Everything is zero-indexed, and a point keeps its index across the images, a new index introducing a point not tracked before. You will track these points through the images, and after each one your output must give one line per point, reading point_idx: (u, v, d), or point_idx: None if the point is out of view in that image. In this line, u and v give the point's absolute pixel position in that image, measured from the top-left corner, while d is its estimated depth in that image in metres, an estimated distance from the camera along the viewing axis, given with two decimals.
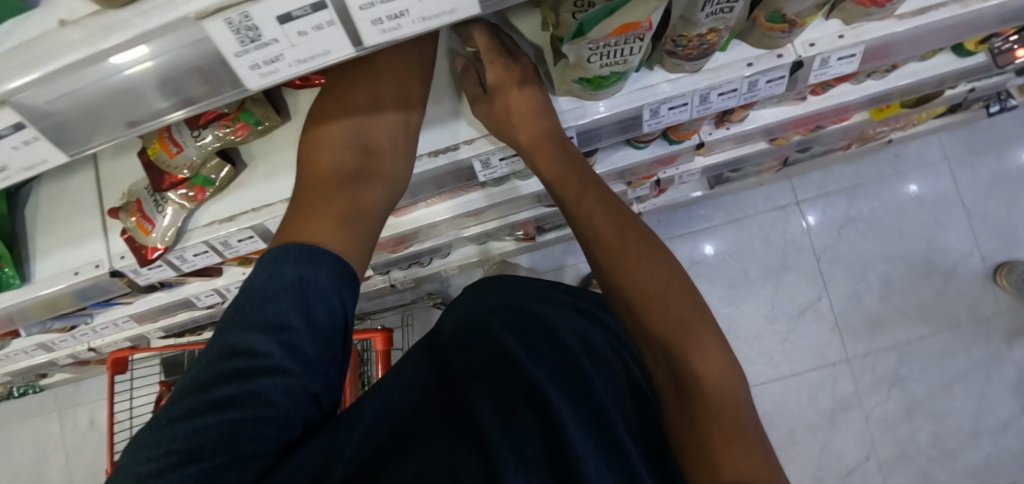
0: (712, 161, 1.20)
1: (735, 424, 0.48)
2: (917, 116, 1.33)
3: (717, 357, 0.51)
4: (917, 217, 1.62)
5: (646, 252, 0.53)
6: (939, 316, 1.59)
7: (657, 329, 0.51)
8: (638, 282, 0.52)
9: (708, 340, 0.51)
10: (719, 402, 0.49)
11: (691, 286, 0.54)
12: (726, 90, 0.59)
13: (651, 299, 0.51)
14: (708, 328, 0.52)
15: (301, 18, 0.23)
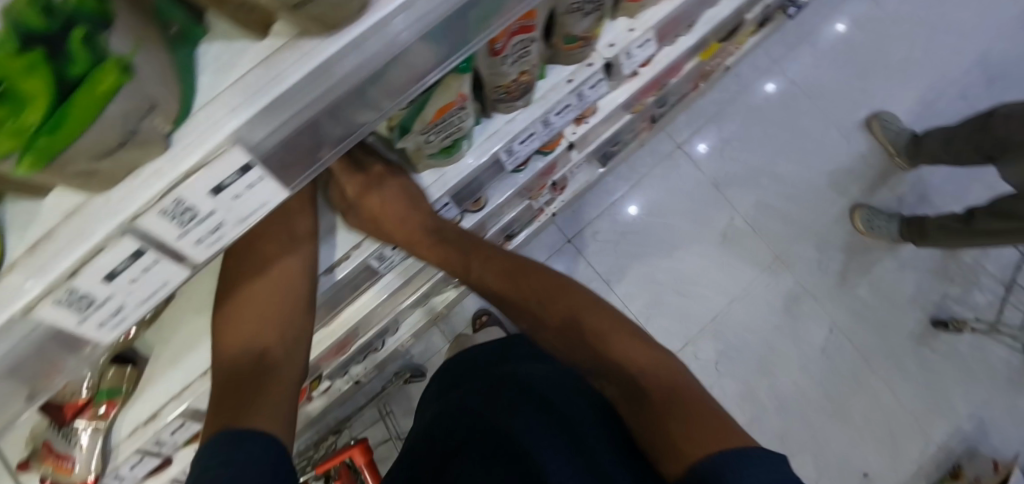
0: (592, 147, 1.30)
1: (690, 406, 0.63)
2: (739, 42, 1.52)
3: (657, 365, 0.69)
4: (773, 117, 1.84)
5: (577, 308, 0.74)
6: (823, 189, 1.83)
7: (612, 365, 0.69)
8: (580, 330, 0.73)
9: (644, 355, 0.70)
10: (672, 395, 0.65)
11: (621, 321, 0.74)
12: (561, 109, 0.65)
13: (590, 335, 0.72)
14: (644, 349, 0.70)
15: (126, 267, 0.25)
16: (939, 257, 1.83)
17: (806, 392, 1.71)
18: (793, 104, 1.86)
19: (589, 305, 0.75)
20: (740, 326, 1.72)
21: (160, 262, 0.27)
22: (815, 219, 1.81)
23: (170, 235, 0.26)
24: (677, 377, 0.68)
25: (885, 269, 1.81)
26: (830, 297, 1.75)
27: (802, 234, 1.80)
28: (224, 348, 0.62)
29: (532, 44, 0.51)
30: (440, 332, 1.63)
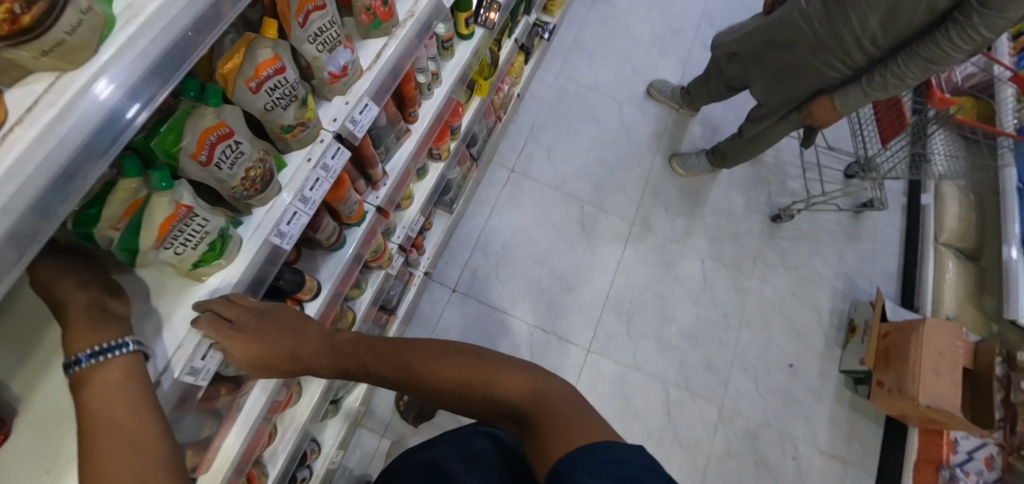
0: (422, 199, 1.44)
1: (554, 409, 0.61)
2: (511, 72, 1.80)
3: (525, 380, 0.67)
4: (575, 116, 2.15)
5: (440, 360, 0.74)
6: (640, 153, 2.13)
7: (483, 396, 0.68)
8: (447, 380, 0.72)
9: (512, 375, 0.68)
10: (540, 405, 0.63)
11: (487, 357, 0.73)
12: (313, 182, 0.75)
13: (455, 380, 0.71)
14: (511, 372, 0.69)
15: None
16: (753, 164, 2.17)
17: (707, 318, 1.91)
18: (587, 100, 2.19)
19: (452, 354, 0.75)
20: (631, 291, 1.90)
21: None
22: (647, 178, 2.09)
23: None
24: (546, 387, 0.66)
25: (717, 193, 2.10)
26: (685, 235, 2.02)
27: (644, 193, 2.06)
28: None
29: (241, 145, 0.61)
30: (371, 430, 1.66)
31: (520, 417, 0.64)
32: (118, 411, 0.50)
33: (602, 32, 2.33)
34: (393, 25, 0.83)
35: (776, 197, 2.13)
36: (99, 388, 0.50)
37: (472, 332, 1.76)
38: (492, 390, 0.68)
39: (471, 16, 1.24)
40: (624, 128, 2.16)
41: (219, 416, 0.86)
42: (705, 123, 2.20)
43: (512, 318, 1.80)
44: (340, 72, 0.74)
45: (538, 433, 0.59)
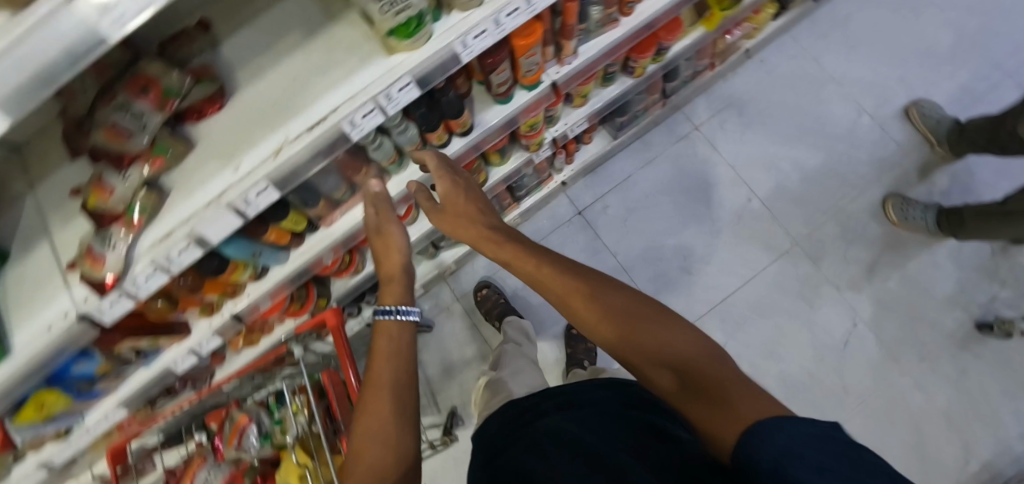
0: (593, 107, 1.39)
1: (719, 374, 0.58)
2: (751, 21, 1.57)
3: (681, 339, 0.65)
4: (797, 101, 1.83)
5: (593, 292, 0.73)
6: (852, 176, 1.76)
7: (632, 348, 0.67)
8: (598, 319, 0.71)
9: (666, 333, 0.66)
10: (697, 368, 0.60)
11: (636, 303, 0.71)
12: (510, 10, 0.75)
13: (608, 322, 0.70)
14: (667, 331, 0.66)
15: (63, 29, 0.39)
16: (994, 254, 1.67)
17: (819, 380, 1.64)
18: (822, 91, 1.83)
19: (603, 287, 0.74)
20: (750, 306, 1.69)
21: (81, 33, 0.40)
22: (842, 205, 1.74)
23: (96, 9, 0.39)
24: (696, 348, 0.64)
25: (921, 264, 1.69)
26: (850, 285, 1.69)
27: (828, 219, 1.74)
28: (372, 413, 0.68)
29: None
30: (450, 289, 1.81)
31: (678, 379, 0.61)
32: (393, 370, 0.75)
33: (887, 22, 1.88)
34: None
35: (1000, 305, 1.64)
36: (383, 343, 0.79)
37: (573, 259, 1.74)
38: (649, 345, 0.65)
39: None
40: (849, 140, 1.79)
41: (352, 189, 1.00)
42: (960, 178, 1.72)
43: (617, 267, 1.73)
44: None
45: (701, 395, 0.57)
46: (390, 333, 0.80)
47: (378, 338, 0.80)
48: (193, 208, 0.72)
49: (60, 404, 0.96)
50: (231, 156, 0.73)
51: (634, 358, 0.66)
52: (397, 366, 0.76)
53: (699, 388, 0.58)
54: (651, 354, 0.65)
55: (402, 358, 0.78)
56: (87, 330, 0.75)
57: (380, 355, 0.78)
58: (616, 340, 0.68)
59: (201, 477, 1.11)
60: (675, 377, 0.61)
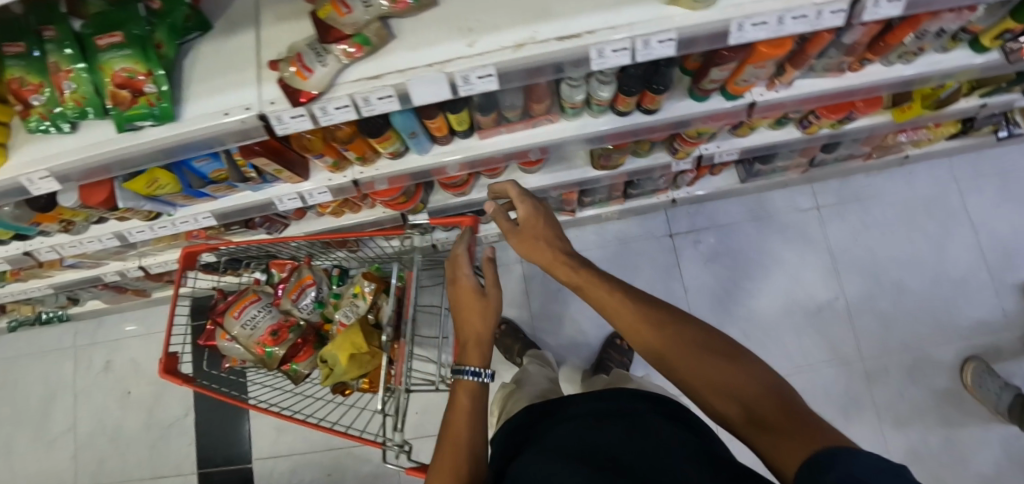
0: (752, 143, 1.32)
1: (794, 416, 0.47)
2: (931, 131, 1.48)
3: (748, 374, 0.55)
4: (930, 228, 1.70)
5: (644, 312, 0.65)
6: (947, 323, 1.64)
7: (688, 376, 0.58)
8: (651, 341, 0.63)
9: (734, 364, 0.56)
10: (768, 403, 0.51)
11: (692, 329, 0.62)
12: (800, 14, 0.70)
13: (664, 345, 0.61)
14: (734, 362, 0.56)
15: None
16: None
17: None
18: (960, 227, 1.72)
19: (658, 309, 0.65)
20: None
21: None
22: (929, 348, 1.63)
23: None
24: (768, 382, 0.53)
25: (973, 438, 1.56)
26: (899, 427, 1.59)
27: (908, 354, 1.64)
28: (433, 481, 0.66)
29: None
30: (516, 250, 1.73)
31: (746, 412, 0.51)
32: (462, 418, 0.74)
33: None
34: None
35: None
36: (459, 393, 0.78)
37: (642, 275, 1.68)
38: (710, 376, 0.56)
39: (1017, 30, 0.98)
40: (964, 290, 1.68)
41: (520, 116, 0.95)
42: None
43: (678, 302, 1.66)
44: None
45: (775, 434, 0.47)
46: (463, 402, 0.77)
47: (456, 406, 0.77)
48: (412, 62, 0.69)
49: (168, 187, 0.96)
50: (469, 30, 0.69)
51: (693, 387, 0.58)
52: (468, 434, 0.73)
53: (774, 427, 0.47)
54: (714, 387, 0.55)
55: (472, 422, 0.75)
56: (255, 133, 0.73)
57: (453, 421, 0.75)
58: (674, 367, 0.60)
59: (250, 313, 1.10)
60: (744, 410, 0.52)
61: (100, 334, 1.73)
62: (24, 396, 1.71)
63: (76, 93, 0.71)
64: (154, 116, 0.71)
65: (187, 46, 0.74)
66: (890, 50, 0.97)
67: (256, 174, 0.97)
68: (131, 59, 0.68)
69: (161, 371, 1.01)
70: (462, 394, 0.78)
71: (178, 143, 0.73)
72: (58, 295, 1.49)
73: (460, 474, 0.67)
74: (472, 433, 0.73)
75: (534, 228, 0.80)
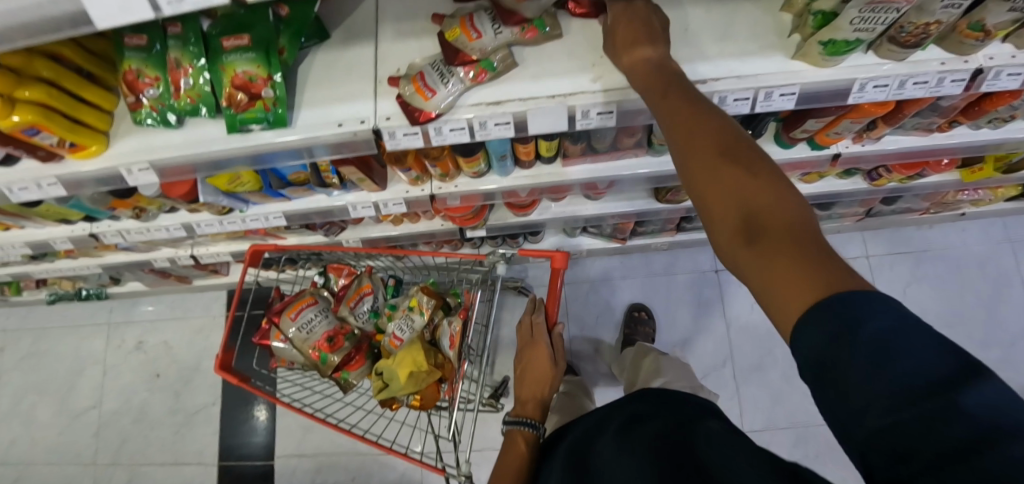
0: (819, 190, 1.30)
1: (806, 241, 0.38)
2: (994, 192, 1.46)
3: (772, 187, 0.42)
4: (980, 287, 1.64)
5: (697, 109, 0.50)
6: None
7: (706, 192, 0.46)
8: (688, 140, 0.48)
9: (768, 179, 0.43)
10: (775, 217, 0.40)
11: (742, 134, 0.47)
12: (920, 79, 0.71)
13: (687, 140, 0.48)
14: (768, 173, 0.43)
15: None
16: None
17: None
18: None
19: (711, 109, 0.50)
20: (832, 450, 1.52)
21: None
22: None
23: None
24: (794, 205, 0.41)
25: None
26: None
27: None
28: None
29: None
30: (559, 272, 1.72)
31: (745, 225, 0.42)
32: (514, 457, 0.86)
33: None
34: None
35: None
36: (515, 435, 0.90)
37: (684, 309, 1.66)
38: (731, 179, 0.44)
39: None
40: None
41: (608, 147, 0.95)
42: None
43: (719, 340, 1.63)
44: None
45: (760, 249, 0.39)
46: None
47: (514, 452, 0.87)
48: (532, 91, 0.68)
49: (249, 185, 0.96)
50: (594, 65, 0.68)
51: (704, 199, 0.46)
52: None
53: (758, 240, 0.40)
54: (727, 198, 0.44)
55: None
56: (364, 146, 0.73)
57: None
58: (691, 171, 0.47)
59: (308, 316, 1.09)
60: (742, 224, 0.42)
61: (135, 314, 1.71)
62: (52, 369, 1.68)
63: (192, 89, 0.71)
64: (268, 121, 0.70)
65: (304, 53, 0.75)
66: (984, 116, 0.96)
67: (336, 181, 0.96)
68: (254, 62, 0.68)
69: (218, 367, 1.00)
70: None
71: (286, 149, 0.73)
72: (102, 273, 1.48)
73: None
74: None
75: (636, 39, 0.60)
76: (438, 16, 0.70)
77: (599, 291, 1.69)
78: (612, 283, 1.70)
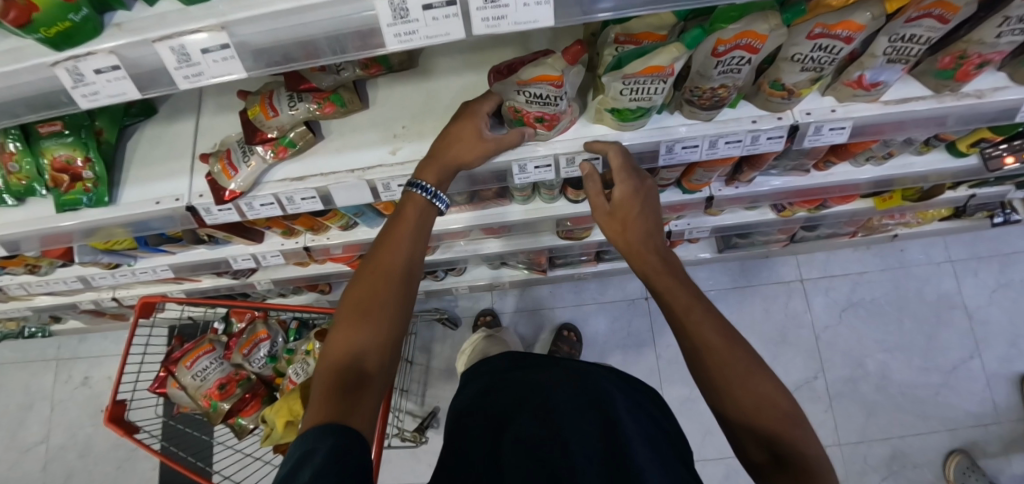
0: (725, 222, 1.29)
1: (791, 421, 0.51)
2: (920, 215, 1.43)
3: (764, 382, 0.52)
4: (919, 312, 1.66)
5: (702, 315, 0.55)
6: (935, 415, 1.57)
7: (734, 411, 0.52)
8: (713, 354, 0.53)
9: (781, 395, 0.52)
10: (793, 443, 0.50)
11: (746, 345, 0.54)
12: (733, 137, 0.69)
13: (712, 357, 0.53)
14: (774, 384, 0.52)
15: (214, 50, 0.36)
16: None
17: None
18: (951, 308, 1.66)
19: (706, 302, 0.57)
20: None
21: (234, 59, 0.38)
22: (910, 434, 1.56)
23: (266, 44, 0.38)
24: (795, 409, 0.52)
25: None
26: None
27: (887, 439, 1.57)
28: (334, 345, 0.57)
29: (745, 65, 0.57)
30: (491, 301, 1.72)
31: (775, 457, 0.51)
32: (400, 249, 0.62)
33: None
34: (954, 86, 0.69)
35: None
36: (411, 207, 0.63)
37: (615, 335, 1.66)
38: (759, 396, 0.51)
39: (991, 140, 0.97)
40: (953, 374, 1.60)
41: (470, 199, 0.96)
42: None
43: (649, 368, 1.61)
44: (868, 83, 0.66)
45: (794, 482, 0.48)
46: (397, 252, 0.61)
47: (404, 219, 0.63)
48: (334, 165, 0.69)
49: (124, 244, 0.98)
50: (394, 136, 0.69)
51: (732, 420, 0.53)
52: (390, 289, 0.59)
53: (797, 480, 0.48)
54: (754, 414, 0.51)
55: (407, 278, 0.62)
56: (188, 219, 0.75)
57: (370, 276, 0.60)
58: (720, 390, 0.53)
59: (203, 364, 1.12)
60: (772, 455, 0.51)
61: (83, 349, 1.76)
62: (4, 403, 1.74)
63: (20, 172, 0.73)
64: (91, 200, 0.73)
65: (131, 130, 0.77)
66: (854, 155, 0.95)
67: (208, 238, 0.99)
68: (69, 146, 0.70)
69: (105, 420, 1.03)
70: (401, 228, 0.62)
71: (113, 224, 0.75)
72: (39, 314, 1.53)
73: (376, 324, 0.57)
74: (394, 297, 0.59)
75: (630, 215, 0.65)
76: (244, 93, 0.71)
77: (531, 320, 1.69)
78: (544, 310, 1.70)
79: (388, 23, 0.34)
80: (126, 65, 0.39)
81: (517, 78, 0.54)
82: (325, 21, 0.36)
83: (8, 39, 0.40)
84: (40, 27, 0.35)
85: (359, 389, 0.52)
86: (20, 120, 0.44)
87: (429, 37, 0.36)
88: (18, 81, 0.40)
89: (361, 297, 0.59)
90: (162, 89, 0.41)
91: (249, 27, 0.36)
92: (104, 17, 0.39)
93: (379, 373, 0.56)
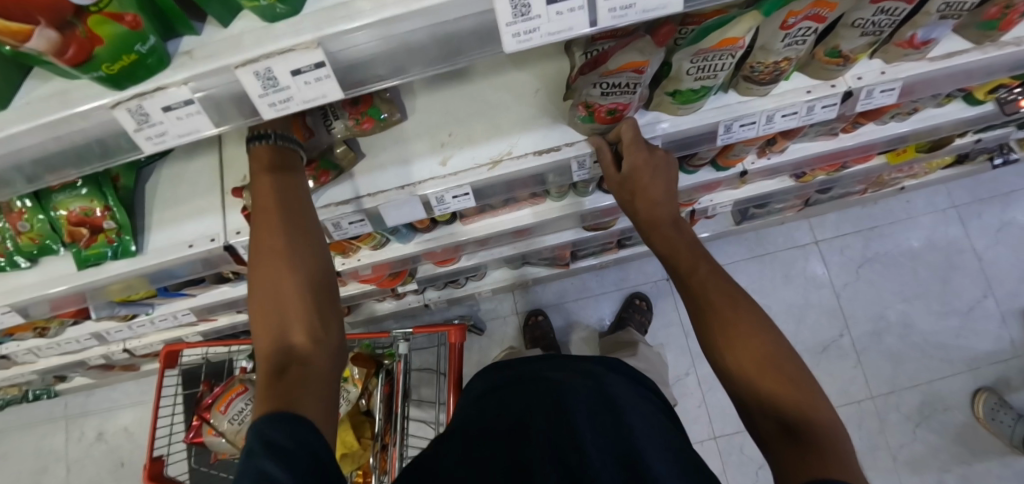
0: (746, 193, 1.28)
1: (799, 383, 0.47)
2: (927, 166, 1.44)
3: (769, 343, 0.49)
4: (929, 260, 1.70)
5: (707, 272, 0.55)
6: (958, 358, 1.61)
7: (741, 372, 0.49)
8: (718, 312, 0.52)
9: (783, 356, 0.49)
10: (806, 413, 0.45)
11: (756, 306, 0.52)
12: (789, 110, 0.69)
13: (716, 316, 0.52)
14: (780, 347, 0.50)
15: (308, 71, 0.33)
16: None
17: None
18: (958, 254, 1.69)
19: (714, 264, 0.56)
20: None
21: (329, 78, 0.34)
22: (938, 379, 1.60)
23: (361, 57, 0.35)
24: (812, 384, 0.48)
25: (989, 472, 1.51)
26: (919, 464, 1.54)
27: (917, 387, 1.60)
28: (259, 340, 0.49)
29: (810, 35, 0.55)
30: (513, 301, 1.70)
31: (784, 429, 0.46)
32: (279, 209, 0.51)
33: None
34: (997, 36, 0.68)
35: None
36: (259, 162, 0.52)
37: None
38: (765, 358, 0.49)
39: (1008, 86, 0.98)
40: (969, 317, 1.64)
41: (506, 201, 0.93)
42: None
43: (680, 348, 1.61)
44: (920, 41, 0.64)
45: (803, 455, 0.43)
46: (276, 217, 0.51)
47: (264, 173, 0.52)
48: (381, 183, 0.65)
49: (142, 295, 0.92)
50: (442, 145, 0.65)
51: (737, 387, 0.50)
52: (294, 255, 0.51)
53: None
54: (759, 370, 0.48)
55: (298, 228, 0.52)
56: (224, 258, 0.70)
57: (263, 249, 0.50)
58: (720, 345, 0.51)
59: (238, 406, 1.08)
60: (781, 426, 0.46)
61: (92, 405, 1.67)
62: (14, 472, 1.64)
63: (32, 231, 0.67)
64: (116, 252, 0.67)
65: (146, 171, 0.71)
66: (881, 115, 0.95)
67: (232, 275, 0.93)
68: (86, 198, 0.64)
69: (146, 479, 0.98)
70: (264, 185, 0.52)
71: (143, 275, 0.69)
72: (46, 375, 1.45)
73: (283, 298, 0.49)
74: (302, 260, 0.51)
75: (645, 181, 0.59)
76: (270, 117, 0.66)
77: (556, 315, 1.67)
78: (567, 305, 1.68)
79: (511, 21, 0.31)
80: (199, 98, 0.34)
81: (600, 70, 0.51)
82: (440, 25, 0.34)
83: (51, 82, 0.35)
84: (101, 64, 0.30)
85: (293, 373, 0.46)
86: (64, 173, 0.40)
87: (551, 33, 0.33)
88: (70, 131, 0.36)
89: (263, 280, 0.50)
90: (236, 121, 0.37)
91: (346, 40, 0.33)
92: (168, 45, 0.34)
93: (312, 344, 0.49)
